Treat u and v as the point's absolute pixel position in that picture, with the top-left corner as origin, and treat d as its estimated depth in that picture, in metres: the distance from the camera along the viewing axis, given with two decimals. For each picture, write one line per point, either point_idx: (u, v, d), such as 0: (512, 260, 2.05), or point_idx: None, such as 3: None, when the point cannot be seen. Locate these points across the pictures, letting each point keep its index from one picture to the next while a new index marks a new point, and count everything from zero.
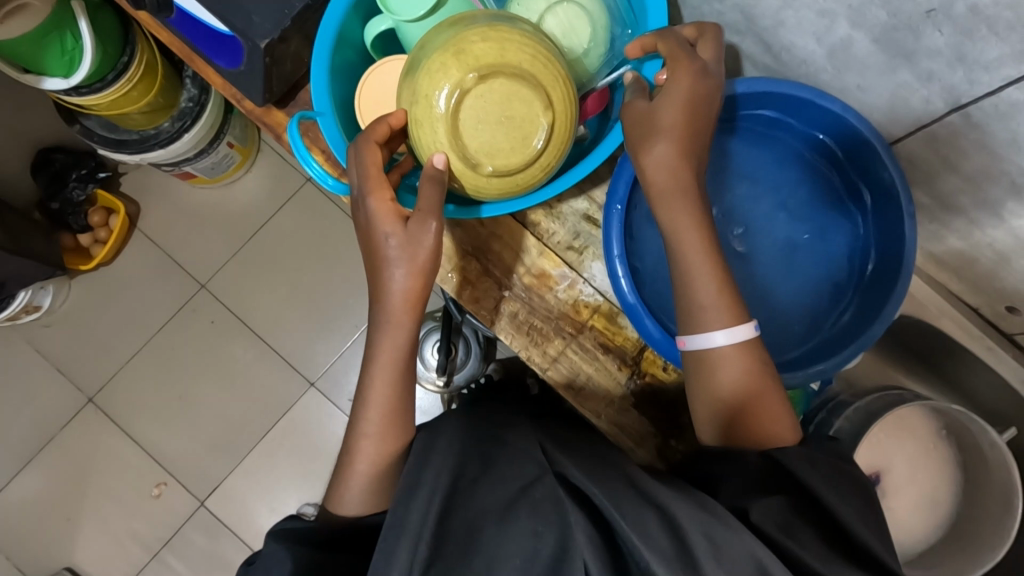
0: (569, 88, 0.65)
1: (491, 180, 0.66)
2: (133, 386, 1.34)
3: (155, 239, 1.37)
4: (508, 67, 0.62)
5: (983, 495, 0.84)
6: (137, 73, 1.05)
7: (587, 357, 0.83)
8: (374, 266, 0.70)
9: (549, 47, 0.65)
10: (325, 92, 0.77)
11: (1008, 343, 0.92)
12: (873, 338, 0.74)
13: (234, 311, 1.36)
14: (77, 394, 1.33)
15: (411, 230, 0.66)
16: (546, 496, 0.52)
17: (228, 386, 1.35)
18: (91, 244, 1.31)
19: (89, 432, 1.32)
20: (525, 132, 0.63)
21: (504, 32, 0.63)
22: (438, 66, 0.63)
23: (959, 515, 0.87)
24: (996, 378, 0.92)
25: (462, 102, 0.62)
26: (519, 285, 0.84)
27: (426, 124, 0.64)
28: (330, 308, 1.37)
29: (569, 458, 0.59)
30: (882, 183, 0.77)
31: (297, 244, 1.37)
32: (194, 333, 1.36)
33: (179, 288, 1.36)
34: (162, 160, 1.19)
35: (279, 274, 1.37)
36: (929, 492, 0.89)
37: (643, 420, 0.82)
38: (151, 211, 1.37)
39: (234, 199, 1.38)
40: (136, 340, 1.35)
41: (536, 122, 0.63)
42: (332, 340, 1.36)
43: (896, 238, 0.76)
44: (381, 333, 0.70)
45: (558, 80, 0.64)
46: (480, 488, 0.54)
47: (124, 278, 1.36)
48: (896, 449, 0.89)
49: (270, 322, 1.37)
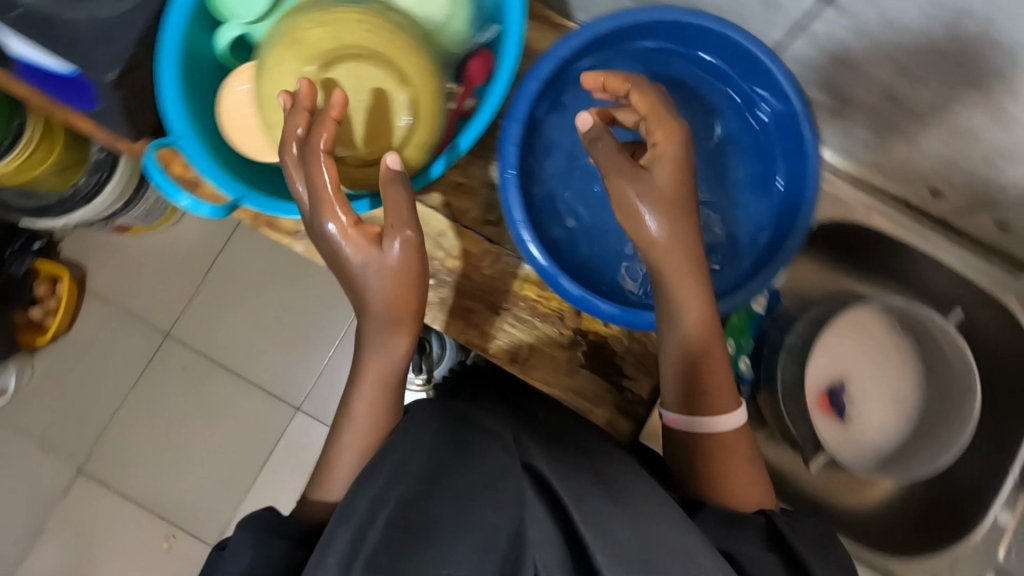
0: (422, 59, 0.64)
1: (368, 166, 0.65)
2: (120, 449, 1.32)
3: (106, 298, 1.34)
4: (349, 48, 0.63)
5: (945, 387, 0.84)
6: (36, 132, 0.96)
7: (525, 328, 0.77)
8: (349, 289, 0.61)
9: (389, 23, 0.64)
10: (181, 113, 0.66)
11: (939, 227, 0.92)
12: (793, 250, 0.71)
13: (202, 352, 1.34)
14: (66, 468, 1.31)
15: (407, 242, 0.58)
16: (512, 484, 0.50)
17: (212, 424, 1.33)
18: (43, 316, 1.29)
19: (86, 503, 1.31)
20: (384, 113, 0.63)
21: (339, 15, 0.63)
22: (281, 63, 0.63)
23: (924, 407, 0.86)
24: (940, 266, 0.91)
25: (314, 95, 0.63)
26: (443, 271, 0.78)
27: (283, 126, 0.64)
28: (301, 330, 1.35)
29: (541, 445, 0.57)
30: (773, 94, 0.76)
31: (246, 272, 1.35)
32: (171, 383, 1.34)
33: (146, 342, 1.34)
34: (89, 219, 1.11)
35: (241, 306, 1.35)
36: (893, 390, 0.88)
37: (595, 379, 0.76)
38: (96, 272, 1.35)
39: (178, 242, 1.35)
40: (112, 401, 1.33)
41: (390, 99, 0.63)
42: (310, 361, 1.34)
43: (798, 149, 0.74)
44: (366, 360, 0.63)
45: (405, 54, 0.63)
46: (450, 477, 0.49)
47: (84, 343, 1.34)
48: (855, 352, 0.88)
49: (241, 356, 1.34)
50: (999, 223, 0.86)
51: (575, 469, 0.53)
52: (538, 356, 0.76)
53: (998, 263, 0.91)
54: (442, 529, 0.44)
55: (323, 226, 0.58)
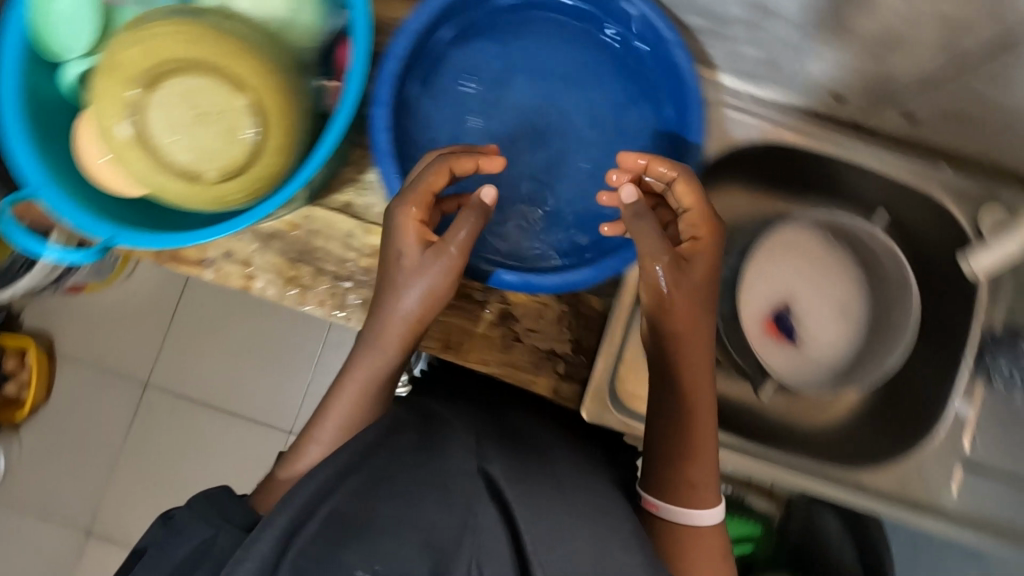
0: (255, 55, 0.59)
1: (226, 183, 0.61)
2: (122, 504, 1.32)
3: (78, 359, 1.34)
4: (172, 64, 0.58)
5: (888, 287, 0.85)
6: None
7: (453, 312, 0.76)
8: (381, 289, 0.65)
9: (209, 24, 0.59)
10: (31, 162, 0.64)
11: (853, 130, 0.84)
12: None
13: (184, 393, 1.33)
14: (74, 532, 1.31)
15: (451, 264, 0.63)
16: (464, 488, 0.49)
17: (206, 463, 1.32)
18: (19, 389, 1.30)
19: (100, 563, 1.31)
20: (227, 123, 0.59)
21: (150, 31, 0.59)
22: (103, 94, 0.59)
23: (869, 317, 0.87)
24: (869, 172, 0.84)
25: (147, 119, 0.59)
26: (359, 271, 0.76)
27: (126, 157, 0.60)
28: (278, 353, 1.34)
29: (499, 449, 0.57)
30: (640, 25, 0.77)
31: (209, 308, 1.34)
32: (160, 429, 1.33)
33: (127, 395, 1.34)
34: (34, 286, 1.09)
35: (209, 341, 1.34)
36: (837, 304, 0.89)
37: (532, 349, 0.76)
38: (64, 336, 1.34)
39: (137, 291, 1.34)
40: (105, 459, 1.33)
41: (232, 107, 0.59)
42: (294, 382, 1.33)
43: (675, 75, 0.76)
44: (355, 359, 0.65)
45: (235, 53, 0.58)
46: (399, 478, 0.48)
47: (65, 408, 1.34)
48: (794, 275, 0.89)
49: (223, 390, 1.33)
50: (906, 115, 0.79)
51: (535, 469, 0.55)
52: (470, 341, 0.76)
53: (925, 152, 0.84)
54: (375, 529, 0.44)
55: (393, 237, 0.64)
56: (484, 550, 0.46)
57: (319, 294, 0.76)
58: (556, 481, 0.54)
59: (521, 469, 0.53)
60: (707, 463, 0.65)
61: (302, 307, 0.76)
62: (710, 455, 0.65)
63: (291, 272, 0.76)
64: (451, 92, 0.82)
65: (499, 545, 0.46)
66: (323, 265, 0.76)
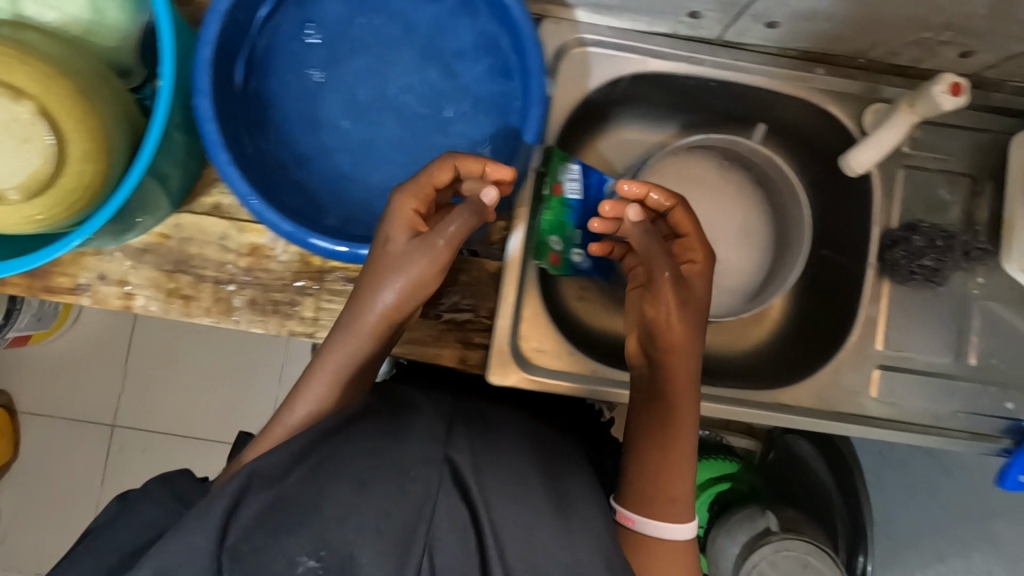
0: (36, 62, 0.58)
1: (36, 201, 0.59)
2: None
3: (41, 412, 1.31)
4: None
5: (782, 205, 0.89)
6: None
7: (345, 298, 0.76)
8: (364, 275, 0.63)
9: None
10: None
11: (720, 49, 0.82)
12: (536, 118, 0.73)
13: (154, 428, 1.31)
14: None
15: (437, 254, 0.61)
16: (425, 475, 0.48)
17: None
18: None
19: None
20: (23, 137, 0.57)
21: None
22: None
23: (772, 234, 0.92)
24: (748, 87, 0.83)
25: None
26: (240, 271, 0.76)
27: None
28: (243, 369, 1.32)
29: (468, 434, 0.54)
30: None
31: (161, 339, 1.31)
32: (135, 469, 1.30)
33: (94, 444, 1.31)
34: None
35: (170, 370, 1.31)
36: (740, 228, 0.93)
37: (432, 322, 0.76)
38: (22, 390, 1.32)
39: (86, 334, 1.31)
40: (84, 509, 1.30)
41: (24, 120, 0.57)
42: (264, 395, 1.31)
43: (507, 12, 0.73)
44: (330, 348, 0.61)
45: (11, 62, 0.57)
46: (346, 452, 0.47)
47: (38, 460, 1.31)
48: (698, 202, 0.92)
49: (192, 419, 1.31)
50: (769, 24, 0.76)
51: (518, 458, 0.54)
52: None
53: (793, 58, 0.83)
54: (324, 512, 0.43)
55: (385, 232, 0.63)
56: (450, 548, 0.45)
57: (203, 304, 0.76)
58: (528, 471, 0.53)
59: (500, 458, 0.53)
60: (675, 500, 0.64)
61: (191, 318, 0.76)
62: (687, 461, 0.65)
63: (171, 284, 0.76)
64: (292, 45, 0.80)
65: (462, 536, 0.46)
66: (201, 272, 0.76)
